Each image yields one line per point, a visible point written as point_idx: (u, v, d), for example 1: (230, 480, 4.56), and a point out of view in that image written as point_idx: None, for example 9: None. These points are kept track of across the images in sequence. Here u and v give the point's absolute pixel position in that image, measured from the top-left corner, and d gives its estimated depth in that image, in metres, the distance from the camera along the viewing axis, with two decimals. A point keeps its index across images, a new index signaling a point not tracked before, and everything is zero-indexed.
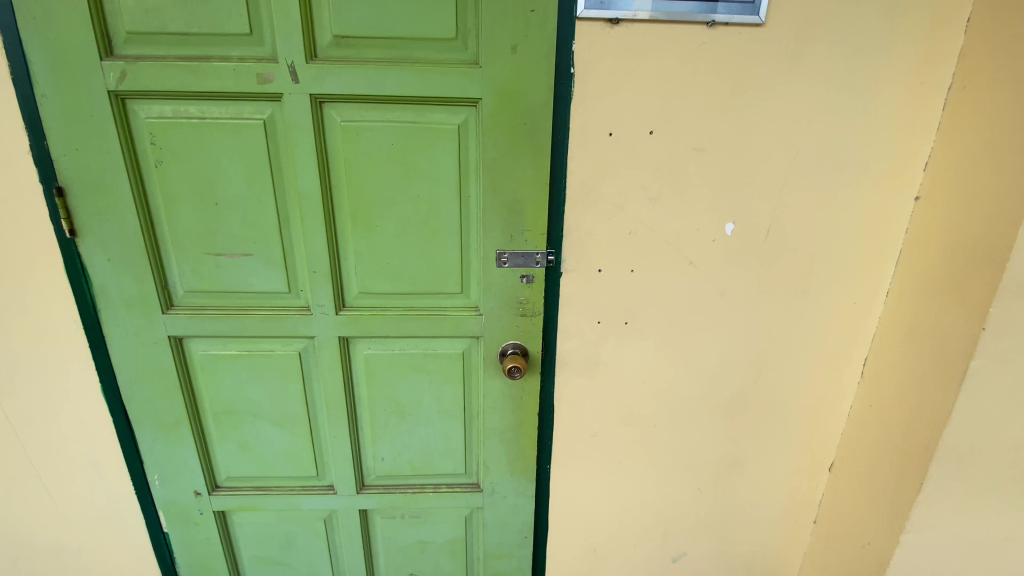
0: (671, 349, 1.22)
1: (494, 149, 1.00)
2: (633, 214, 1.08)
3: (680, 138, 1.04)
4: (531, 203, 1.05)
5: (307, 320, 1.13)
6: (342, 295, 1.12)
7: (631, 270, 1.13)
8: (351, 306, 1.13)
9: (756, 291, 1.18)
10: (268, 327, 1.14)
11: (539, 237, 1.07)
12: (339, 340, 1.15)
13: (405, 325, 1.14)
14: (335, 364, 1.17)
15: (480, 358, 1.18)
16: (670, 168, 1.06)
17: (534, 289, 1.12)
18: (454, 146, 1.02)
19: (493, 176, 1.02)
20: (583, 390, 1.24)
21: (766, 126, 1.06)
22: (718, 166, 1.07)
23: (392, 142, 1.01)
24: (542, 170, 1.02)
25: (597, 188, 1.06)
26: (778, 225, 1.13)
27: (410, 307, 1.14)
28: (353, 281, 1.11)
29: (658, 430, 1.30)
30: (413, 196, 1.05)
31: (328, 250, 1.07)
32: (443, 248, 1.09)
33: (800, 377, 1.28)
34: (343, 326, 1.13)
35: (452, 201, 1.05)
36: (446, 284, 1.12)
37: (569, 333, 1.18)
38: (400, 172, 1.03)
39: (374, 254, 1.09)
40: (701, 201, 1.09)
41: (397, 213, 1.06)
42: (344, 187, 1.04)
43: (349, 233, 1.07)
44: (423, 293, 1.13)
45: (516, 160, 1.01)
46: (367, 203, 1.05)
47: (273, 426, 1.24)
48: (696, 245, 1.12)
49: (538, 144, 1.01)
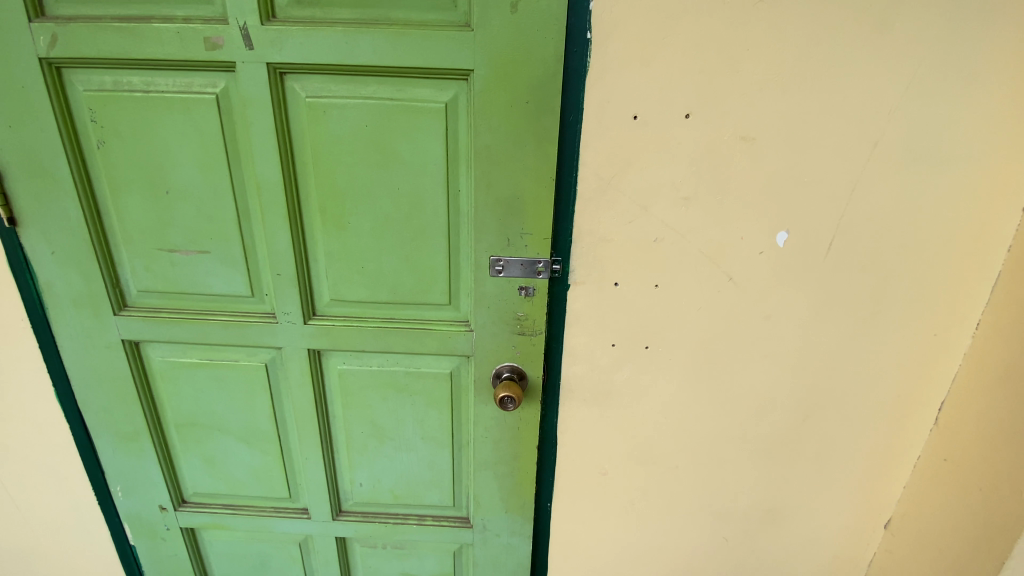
0: (699, 380, 1.02)
1: (489, 134, 0.81)
2: (660, 218, 0.88)
3: (724, 125, 0.83)
4: (533, 200, 0.85)
5: (273, 329, 0.98)
6: (311, 301, 0.96)
7: (654, 286, 0.93)
8: (322, 315, 0.97)
9: (811, 316, 0.96)
10: (230, 335, 0.99)
11: (543, 243, 0.88)
12: (309, 353, 1.00)
13: (383, 340, 0.97)
14: (306, 379, 1.02)
15: (470, 381, 1.01)
16: (709, 162, 0.85)
17: (536, 304, 0.92)
18: (440, 129, 0.83)
19: (486, 167, 0.83)
20: (592, 422, 1.05)
21: (837, 110, 0.83)
22: (771, 160, 0.85)
23: (366, 123, 0.83)
24: (547, 160, 0.83)
25: (617, 184, 0.85)
26: (844, 236, 0.91)
27: (389, 318, 0.97)
28: (324, 286, 0.95)
29: (680, 471, 1.10)
30: (391, 189, 0.87)
31: (294, 250, 0.91)
32: (427, 252, 0.91)
33: (858, 419, 1.06)
34: (313, 338, 0.98)
35: (438, 196, 0.87)
36: (431, 293, 0.94)
37: (577, 356, 0.99)
38: (375, 160, 0.85)
39: (347, 256, 0.92)
40: (747, 203, 0.87)
41: (373, 209, 0.88)
42: (311, 176, 0.88)
43: (318, 230, 0.91)
44: (405, 304, 0.96)
45: (516, 148, 0.82)
46: (337, 196, 0.88)
47: (240, 442, 1.11)
48: (737, 258, 0.91)
49: (543, 128, 0.81)
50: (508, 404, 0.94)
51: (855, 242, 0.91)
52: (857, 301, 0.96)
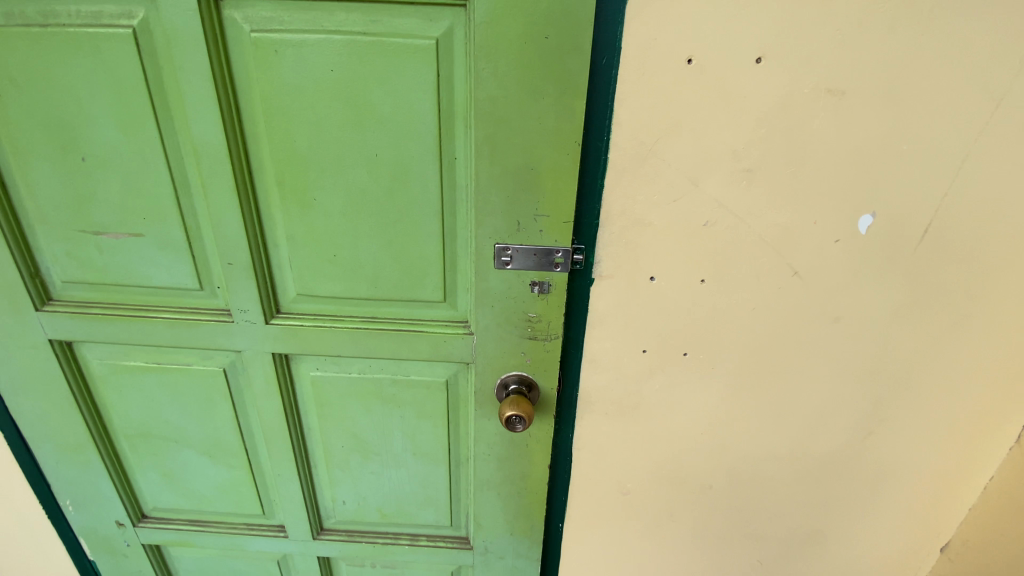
0: (744, 392, 0.85)
1: (495, 83, 0.61)
2: (713, 197, 0.69)
3: (806, 73, 0.62)
4: (553, 173, 0.65)
5: (229, 330, 0.80)
6: (274, 296, 0.78)
7: (699, 281, 0.74)
8: (287, 313, 0.79)
9: (889, 319, 0.78)
10: (178, 336, 0.82)
11: (562, 227, 0.69)
12: (275, 358, 0.82)
13: (363, 344, 0.79)
14: (273, 388, 0.85)
15: (470, 392, 0.84)
16: (782, 124, 0.65)
17: (551, 302, 0.74)
18: (431, 77, 0.63)
19: (492, 127, 0.63)
20: (614, 438, 0.89)
21: (958, 54, 0.62)
22: (864, 122, 0.65)
23: (331, 67, 0.63)
24: (574, 120, 0.62)
25: (661, 153, 0.66)
26: (943, 221, 0.71)
27: (369, 318, 0.78)
28: (288, 279, 0.77)
29: (714, 491, 0.95)
30: (366, 155, 0.67)
31: (248, 234, 0.73)
32: (415, 238, 0.72)
33: (933, 440, 0.89)
34: (278, 340, 0.80)
35: (428, 166, 0.68)
36: (421, 288, 0.76)
37: (599, 364, 0.82)
38: (345, 116, 0.65)
39: (314, 242, 0.73)
40: (826, 178, 0.68)
41: (345, 181, 0.69)
42: (264, 139, 0.68)
43: (277, 208, 0.72)
44: (389, 301, 0.77)
45: (532, 102, 0.62)
46: (298, 164, 0.68)
47: (201, 455, 0.95)
48: (805, 248, 0.72)
49: (570, 76, 0.60)
50: (519, 424, 0.76)
51: (957, 230, 0.72)
52: (948, 300, 0.77)
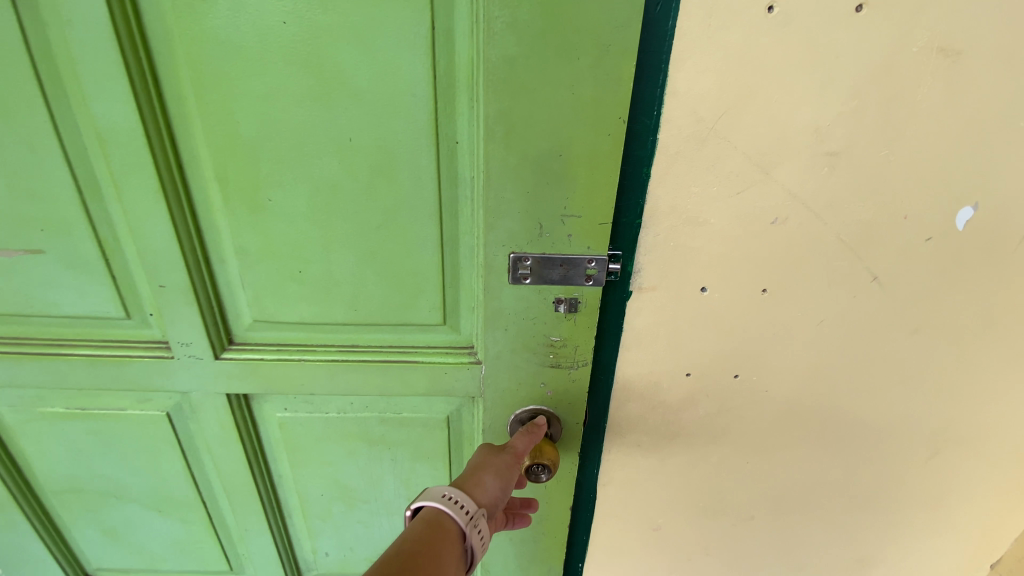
0: (801, 417, 0.72)
1: (513, 38, 0.44)
2: (786, 187, 0.54)
3: (917, 26, 0.48)
4: (588, 161, 0.50)
5: (170, 368, 0.63)
6: (224, 324, 0.61)
7: (760, 291, 0.60)
8: (243, 344, 0.62)
9: (978, 330, 0.65)
10: (105, 377, 0.65)
11: (597, 230, 0.53)
12: (231, 399, 0.66)
13: (342, 380, 0.63)
14: (231, 434, 0.69)
15: (476, 430, 0.68)
16: (880, 94, 0.50)
17: (579, 323, 0.59)
18: (422, 30, 0.46)
19: (508, 100, 0.47)
20: (646, 472, 0.76)
21: None
22: (982, 90, 0.51)
23: (282, 17, 0.45)
24: (618, 90, 0.47)
25: (725, 133, 0.51)
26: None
27: (348, 348, 0.62)
28: (242, 302, 0.59)
29: (756, 522, 0.83)
30: (337, 140, 0.50)
31: (183, 247, 0.55)
32: (406, 247, 0.56)
33: (1007, 459, 0.77)
34: (234, 378, 0.63)
35: (421, 154, 0.51)
36: (414, 310, 0.60)
37: (632, 391, 0.68)
38: (305, 86, 0.48)
39: (272, 255, 0.56)
40: (925, 162, 0.54)
41: (309, 175, 0.52)
42: (196, 120, 0.50)
43: (220, 212, 0.54)
44: (373, 327, 0.61)
45: (563, 65, 0.46)
46: (244, 153, 0.51)
47: (150, 510, 0.79)
48: (890, 248, 0.59)
49: (615, 28, 0.44)
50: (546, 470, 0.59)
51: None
52: None
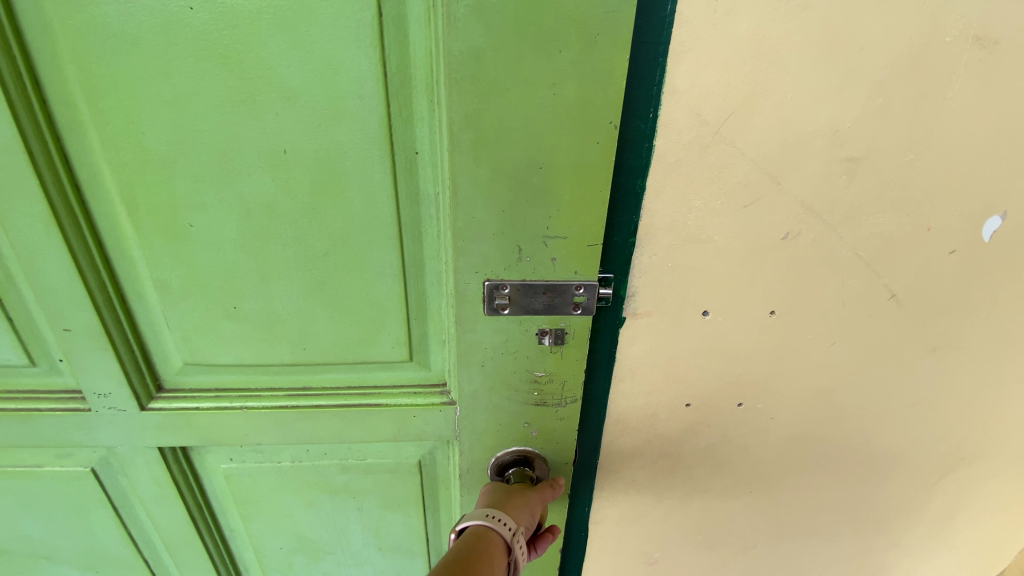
0: (809, 444, 0.65)
1: (480, 26, 0.36)
2: (799, 199, 0.47)
3: (953, 12, 0.41)
4: (573, 174, 0.42)
5: (89, 420, 0.54)
6: (149, 369, 0.52)
7: (768, 313, 0.54)
8: (175, 390, 0.53)
9: (998, 346, 0.60)
10: (11, 433, 0.55)
11: (586, 253, 0.46)
12: (165, 452, 0.57)
13: (294, 427, 0.55)
14: (169, 489, 0.60)
15: (453, 475, 0.60)
16: (907, 92, 0.43)
17: (566, 356, 0.51)
18: (367, 17, 0.37)
19: (476, 103, 0.38)
20: (641, 508, 0.69)
21: None
22: (1018, 84, 0.45)
23: (188, 1, 0.36)
24: (608, 89, 0.39)
25: (733, 137, 0.43)
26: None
27: (299, 391, 0.53)
28: (169, 342, 0.51)
29: (759, 552, 0.77)
30: (269, 153, 0.41)
31: (90, 283, 0.46)
32: (361, 276, 0.47)
33: (1017, 473, 0.73)
34: (166, 429, 0.55)
35: (374, 167, 0.42)
36: (375, 346, 0.51)
37: (627, 424, 0.60)
38: (224, 88, 0.39)
39: (201, 289, 0.47)
40: (953, 168, 0.48)
41: (237, 196, 0.43)
42: (92, 131, 0.41)
43: (133, 240, 0.45)
44: (328, 367, 0.52)
45: (541, 59, 0.37)
46: (155, 170, 0.42)
47: (84, 571, 0.69)
48: (911, 263, 0.52)
49: (603, 13, 0.36)
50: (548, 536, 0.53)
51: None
52: None
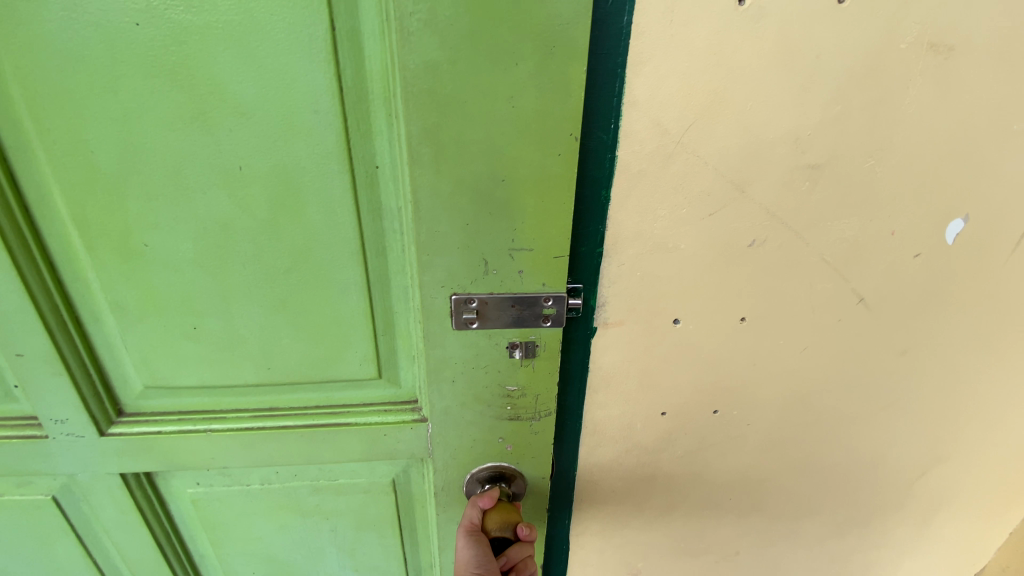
0: (786, 448, 0.65)
1: (434, 39, 0.36)
2: (764, 206, 0.47)
3: (907, 18, 0.41)
4: (535, 187, 0.41)
5: (46, 448, 0.52)
6: (108, 394, 0.50)
7: (739, 319, 0.54)
8: (136, 414, 0.52)
9: (967, 346, 0.61)
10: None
11: (553, 265, 0.45)
12: (128, 478, 0.55)
13: (261, 449, 0.53)
14: (133, 516, 0.58)
15: (428, 493, 0.58)
16: (866, 97, 0.44)
17: (538, 369, 0.50)
18: (320, 31, 0.37)
19: (434, 116, 0.38)
20: (622, 518, 0.68)
21: None
22: (974, 90, 0.45)
23: (134, 17, 0.35)
24: (567, 101, 0.38)
25: (695, 147, 0.44)
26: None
27: (265, 412, 0.52)
28: (128, 366, 0.49)
29: (742, 559, 0.76)
30: (224, 169, 0.41)
31: (42, 306, 0.45)
32: (325, 293, 0.46)
33: (991, 471, 0.74)
34: (128, 455, 0.53)
35: (333, 182, 0.42)
36: (342, 364, 0.50)
37: (603, 435, 0.60)
38: (175, 104, 0.38)
39: (158, 310, 0.46)
40: (914, 172, 0.48)
41: (193, 214, 0.42)
42: (38, 151, 0.40)
43: (87, 262, 0.44)
44: (294, 386, 0.51)
45: (497, 71, 0.37)
46: (106, 189, 0.41)
47: None
48: (878, 266, 0.53)
49: (559, 25, 0.36)
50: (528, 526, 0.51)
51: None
52: None
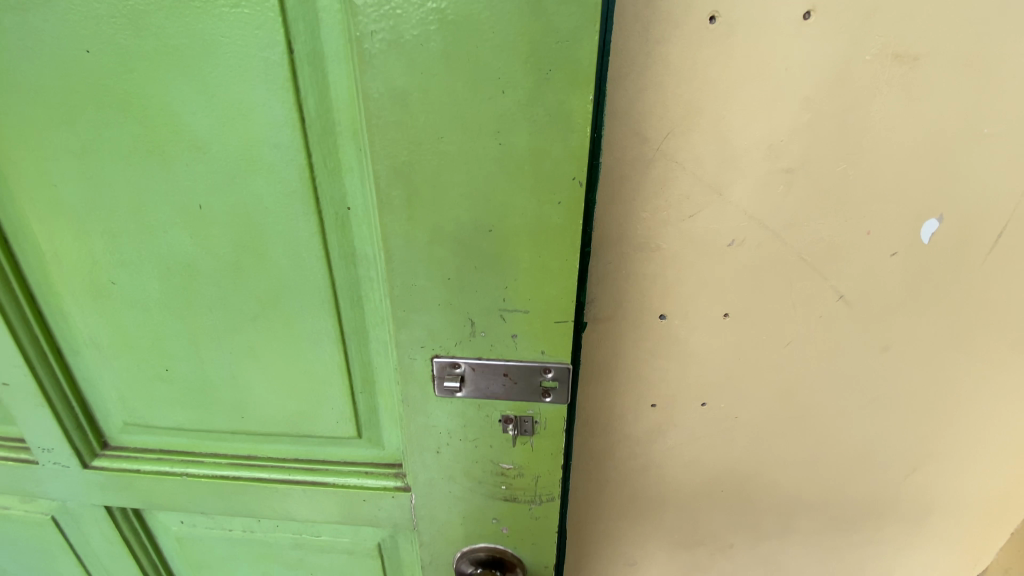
0: (773, 441, 0.68)
1: (401, 61, 0.35)
2: (742, 208, 0.51)
3: (870, 31, 0.44)
4: (527, 239, 0.40)
5: (35, 473, 0.63)
6: (91, 425, 0.59)
7: (722, 315, 0.57)
8: (118, 448, 0.61)
9: (951, 344, 0.62)
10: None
11: (547, 329, 0.44)
12: (113, 511, 0.65)
13: (237, 492, 0.59)
14: (120, 545, 0.68)
15: (415, 557, 0.62)
16: (835, 105, 0.47)
17: (530, 444, 0.49)
18: (276, 54, 0.39)
19: (405, 156, 0.37)
20: (616, 502, 0.73)
21: None
22: (941, 97, 0.48)
23: (84, 45, 0.40)
24: (569, 138, 0.36)
25: (673, 154, 0.47)
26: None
27: (242, 459, 0.59)
28: (102, 390, 0.57)
29: (736, 550, 0.79)
30: (186, 206, 0.45)
31: (22, 337, 0.53)
32: (295, 347, 0.51)
33: (994, 471, 0.74)
34: (107, 486, 0.62)
35: (297, 224, 0.45)
36: (321, 420, 0.55)
37: (596, 422, 0.65)
38: (136, 138, 0.43)
39: (129, 346, 0.53)
40: (885, 177, 0.51)
41: (157, 254, 0.48)
42: (23, 199, 0.47)
43: (67, 307, 0.52)
44: (273, 438, 0.57)
45: (481, 102, 0.36)
46: (76, 231, 0.48)
47: None
48: (855, 266, 0.56)
49: (557, 41, 0.33)
50: None
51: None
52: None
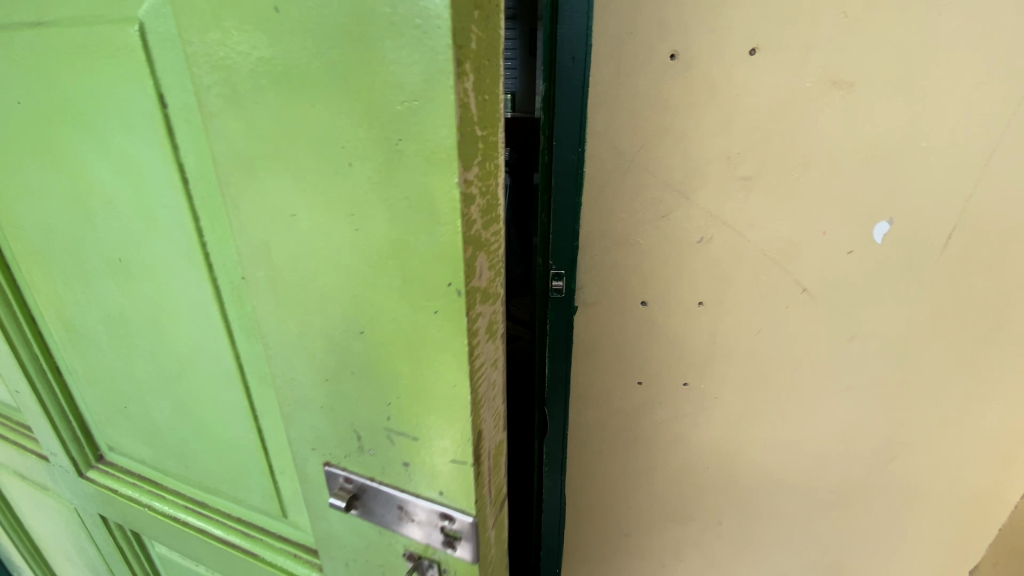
0: (750, 425, 0.76)
1: (249, 130, 0.34)
2: (708, 209, 0.60)
3: (809, 63, 0.53)
4: (403, 344, 0.37)
5: (54, 473, 0.80)
6: (85, 442, 0.73)
7: (696, 304, 0.66)
8: (102, 463, 0.75)
9: (917, 336, 0.68)
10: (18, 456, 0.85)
11: (437, 450, 0.40)
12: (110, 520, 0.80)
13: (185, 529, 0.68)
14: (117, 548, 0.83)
15: None
16: (783, 123, 0.56)
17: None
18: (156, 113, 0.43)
19: (272, 234, 0.37)
20: (608, 474, 0.82)
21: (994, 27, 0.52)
22: (880, 115, 0.56)
23: (16, 98, 0.49)
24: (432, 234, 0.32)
25: (645, 164, 0.58)
26: (985, 217, 0.61)
27: (192, 501, 0.67)
28: (89, 408, 0.70)
29: (725, 529, 0.86)
30: (116, 257, 0.53)
31: (24, 357, 0.68)
32: (212, 398, 0.56)
33: (977, 463, 0.77)
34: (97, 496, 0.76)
35: (198, 282, 0.49)
36: (249, 488, 0.61)
37: (588, 397, 0.75)
38: (72, 195, 0.51)
39: (96, 376, 0.65)
40: (835, 184, 0.59)
41: (104, 301, 0.57)
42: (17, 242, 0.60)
43: (59, 341, 0.66)
44: (212, 488, 0.64)
45: (338, 182, 0.33)
46: (51, 277, 0.60)
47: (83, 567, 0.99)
48: (815, 263, 0.64)
49: (403, 107, 0.29)
50: None
51: (1005, 226, 0.61)
52: (989, 310, 0.66)
